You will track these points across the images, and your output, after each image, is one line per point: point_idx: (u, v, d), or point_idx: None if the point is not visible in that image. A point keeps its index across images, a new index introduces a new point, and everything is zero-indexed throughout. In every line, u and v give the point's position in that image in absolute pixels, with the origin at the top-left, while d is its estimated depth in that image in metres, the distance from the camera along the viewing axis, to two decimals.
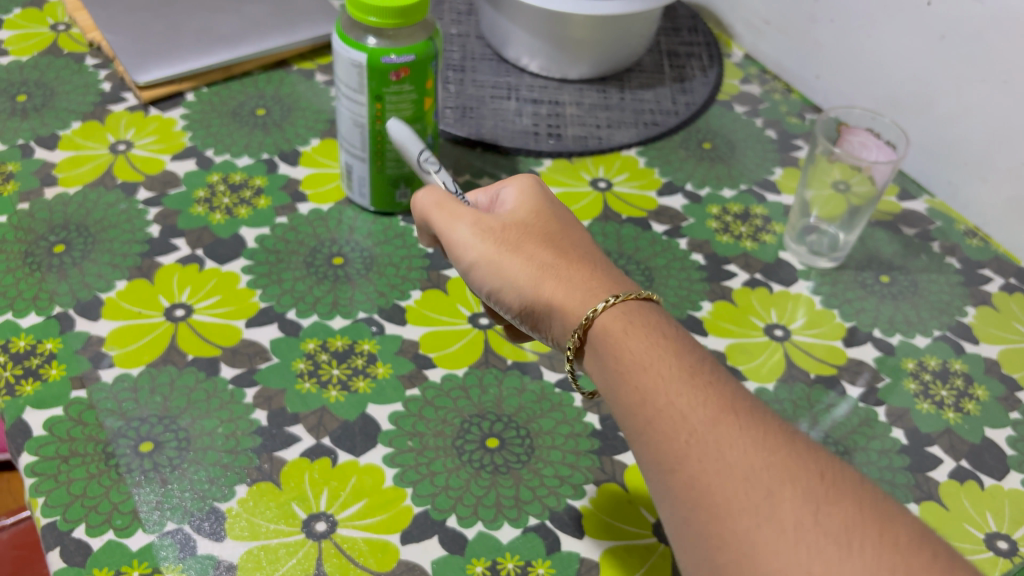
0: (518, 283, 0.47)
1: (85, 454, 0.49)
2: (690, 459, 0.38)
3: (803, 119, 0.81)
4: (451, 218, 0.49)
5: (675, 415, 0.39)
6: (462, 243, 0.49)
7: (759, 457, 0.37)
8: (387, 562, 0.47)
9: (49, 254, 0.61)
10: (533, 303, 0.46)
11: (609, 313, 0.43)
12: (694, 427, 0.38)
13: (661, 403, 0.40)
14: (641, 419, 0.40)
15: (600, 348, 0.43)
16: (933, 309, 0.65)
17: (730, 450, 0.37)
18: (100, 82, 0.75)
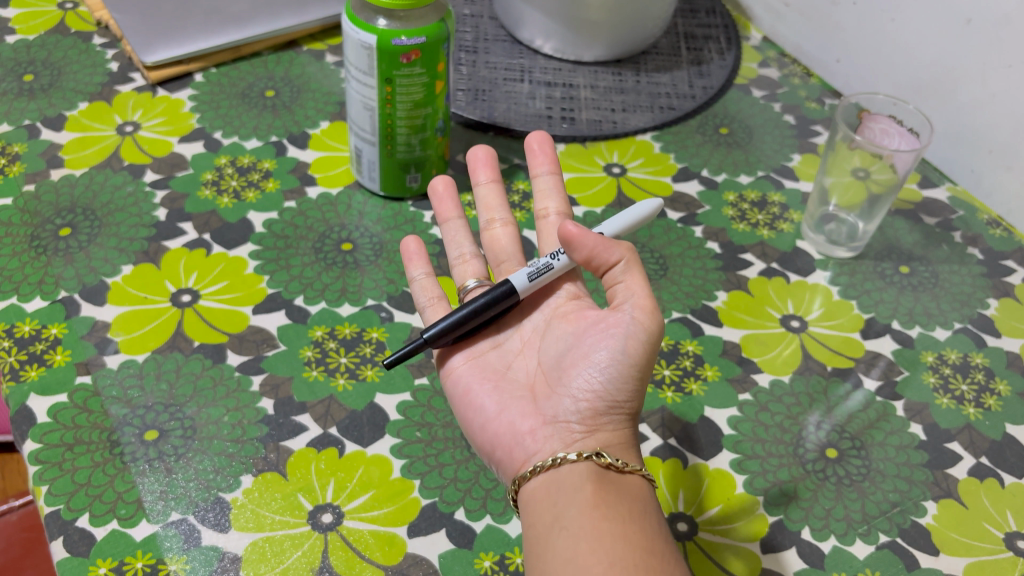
0: (632, 382, 0.46)
1: (89, 442, 0.49)
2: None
3: (822, 104, 0.79)
4: (637, 275, 0.46)
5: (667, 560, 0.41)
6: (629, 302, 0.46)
7: None
8: (394, 555, 0.46)
9: (55, 237, 0.60)
10: (618, 399, 0.46)
11: (634, 478, 0.45)
12: (678, 566, 0.41)
13: (656, 540, 0.42)
14: (641, 540, 0.41)
15: (620, 483, 0.44)
16: (954, 301, 0.64)
17: None
18: (108, 62, 0.74)
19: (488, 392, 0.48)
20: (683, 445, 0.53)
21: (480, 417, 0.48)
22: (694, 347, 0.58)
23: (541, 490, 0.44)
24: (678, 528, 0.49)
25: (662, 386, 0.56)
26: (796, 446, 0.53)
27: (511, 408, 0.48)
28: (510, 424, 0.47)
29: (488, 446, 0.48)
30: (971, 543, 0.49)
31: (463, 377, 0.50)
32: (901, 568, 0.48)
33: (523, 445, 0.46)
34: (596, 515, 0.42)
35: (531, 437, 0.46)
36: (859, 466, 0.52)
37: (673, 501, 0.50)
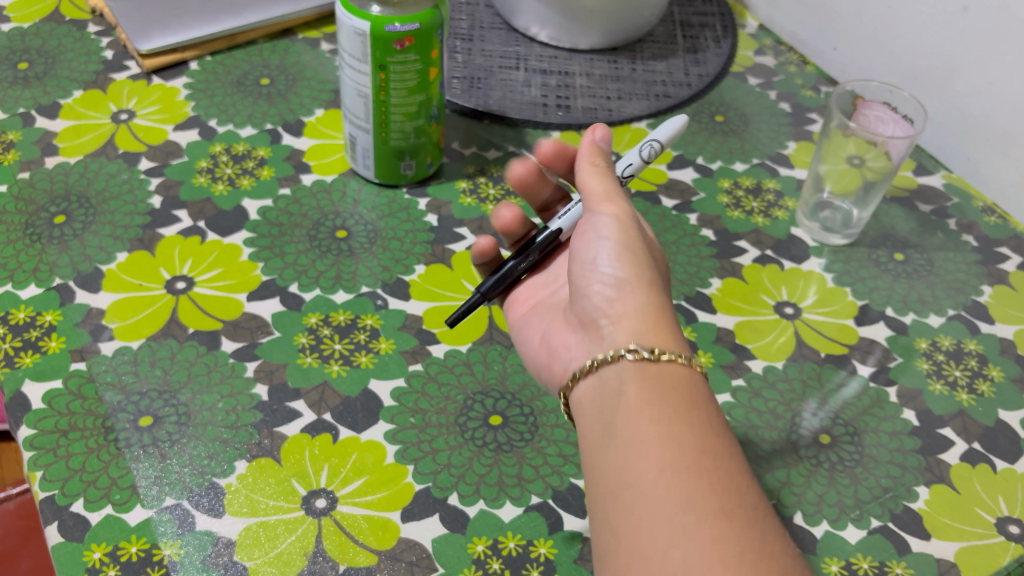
0: (635, 259, 0.45)
1: (84, 428, 0.49)
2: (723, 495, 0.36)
3: (818, 92, 0.79)
4: (601, 170, 0.49)
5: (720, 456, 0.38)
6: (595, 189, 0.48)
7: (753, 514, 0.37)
8: (387, 540, 0.46)
9: (50, 225, 0.60)
10: (626, 276, 0.44)
11: (677, 365, 0.41)
12: (727, 455, 0.38)
13: (705, 435, 0.38)
14: (691, 440, 0.38)
15: (661, 373, 0.40)
16: (948, 288, 0.64)
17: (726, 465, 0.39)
18: (103, 50, 0.74)
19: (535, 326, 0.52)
20: None
21: (527, 347, 0.52)
22: (688, 334, 0.58)
23: (586, 395, 0.43)
24: None
25: None
26: (789, 432, 0.53)
27: (552, 332, 0.50)
28: (545, 341, 0.50)
29: (538, 368, 0.51)
30: (962, 528, 0.49)
31: (519, 324, 0.54)
32: (893, 552, 0.48)
33: (559, 358, 0.49)
34: (642, 420, 0.39)
35: (567, 350, 0.48)
36: (852, 451, 0.53)
37: None
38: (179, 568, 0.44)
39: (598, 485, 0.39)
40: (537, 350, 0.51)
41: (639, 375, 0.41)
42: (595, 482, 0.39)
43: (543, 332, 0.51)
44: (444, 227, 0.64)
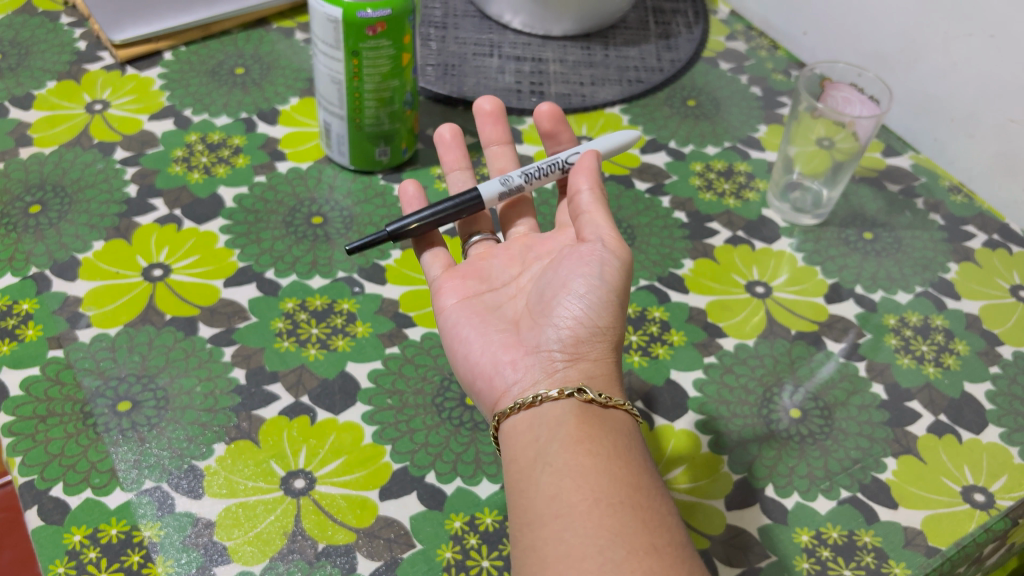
0: (611, 306, 0.47)
1: (62, 414, 0.49)
2: (675, 546, 0.39)
3: (788, 76, 0.80)
4: (600, 210, 0.50)
5: (672, 518, 0.41)
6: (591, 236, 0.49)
7: (610, 490, 0.40)
8: (365, 518, 0.47)
9: (25, 214, 0.60)
10: (599, 324, 0.47)
11: (619, 413, 0.45)
12: (666, 505, 0.41)
13: (646, 479, 0.42)
14: (629, 478, 0.41)
15: (604, 417, 0.44)
16: (915, 265, 0.65)
17: (615, 462, 0.41)
18: (76, 41, 0.74)
19: (474, 325, 0.49)
20: (649, 408, 0.54)
21: (464, 348, 0.49)
22: (661, 313, 0.59)
23: (522, 424, 0.44)
24: None
25: (628, 350, 0.57)
26: (761, 408, 0.54)
27: (474, 335, 0.49)
28: (491, 355, 0.47)
29: (471, 376, 0.48)
30: (929, 497, 0.51)
31: (452, 313, 0.51)
32: (861, 521, 0.49)
33: (503, 375, 0.47)
34: (580, 450, 0.41)
35: (511, 367, 0.47)
36: (822, 425, 0.54)
37: None
38: (159, 549, 0.44)
39: (526, 509, 0.41)
40: (471, 358, 0.48)
41: (586, 415, 0.43)
42: (525, 507, 0.41)
43: (483, 339, 0.48)
44: None
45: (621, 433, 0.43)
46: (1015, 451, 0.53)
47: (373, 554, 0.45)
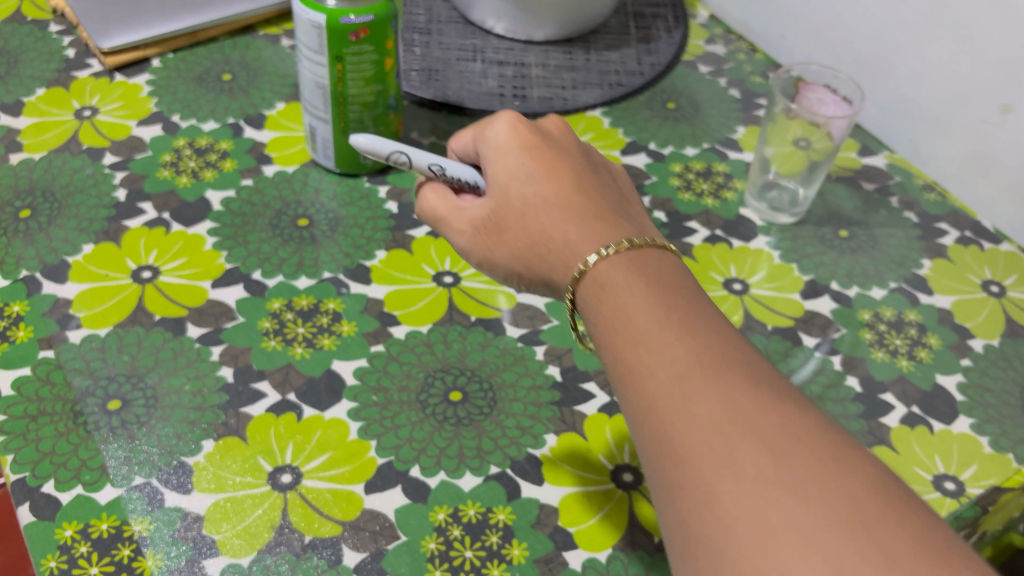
0: (504, 234, 0.47)
1: (53, 413, 0.50)
2: (651, 415, 0.37)
3: (766, 78, 0.82)
4: (438, 214, 0.52)
5: (651, 369, 0.38)
6: (460, 223, 0.50)
7: (651, 400, 0.38)
8: (351, 511, 0.48)
9: (15, 219, 0.61)
10: (517, 257, 0.47)
11: (601, 278, 0.43)
12: (694, 360, 0.38)
13: (675, 347, 0.38)
14: (646, 370, 0.38)
15: (609, 306, 0.41)
16: (890, 262, 0.66)
17: (638, 363, 0.39)
18: (64, 49, 0.75)
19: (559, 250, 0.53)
20: None
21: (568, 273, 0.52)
22: None
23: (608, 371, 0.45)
24: (624, 479, 0.51)
25: None
26: None
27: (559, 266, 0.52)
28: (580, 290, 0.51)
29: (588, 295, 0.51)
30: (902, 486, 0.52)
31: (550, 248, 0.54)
32: None
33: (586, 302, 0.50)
34: (619, 377, 0.40)
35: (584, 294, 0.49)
36: None
37: (618, 452, 0.52)
38: (149, 543, 0.45)
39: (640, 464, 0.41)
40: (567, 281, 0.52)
41: (601, 328, 0.42)
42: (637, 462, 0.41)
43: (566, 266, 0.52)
44: (404, 214, 0.66)
45: (628, 311, 0.41)
46: (986, 441, 0.55)
47: (359, 546, 0.46)
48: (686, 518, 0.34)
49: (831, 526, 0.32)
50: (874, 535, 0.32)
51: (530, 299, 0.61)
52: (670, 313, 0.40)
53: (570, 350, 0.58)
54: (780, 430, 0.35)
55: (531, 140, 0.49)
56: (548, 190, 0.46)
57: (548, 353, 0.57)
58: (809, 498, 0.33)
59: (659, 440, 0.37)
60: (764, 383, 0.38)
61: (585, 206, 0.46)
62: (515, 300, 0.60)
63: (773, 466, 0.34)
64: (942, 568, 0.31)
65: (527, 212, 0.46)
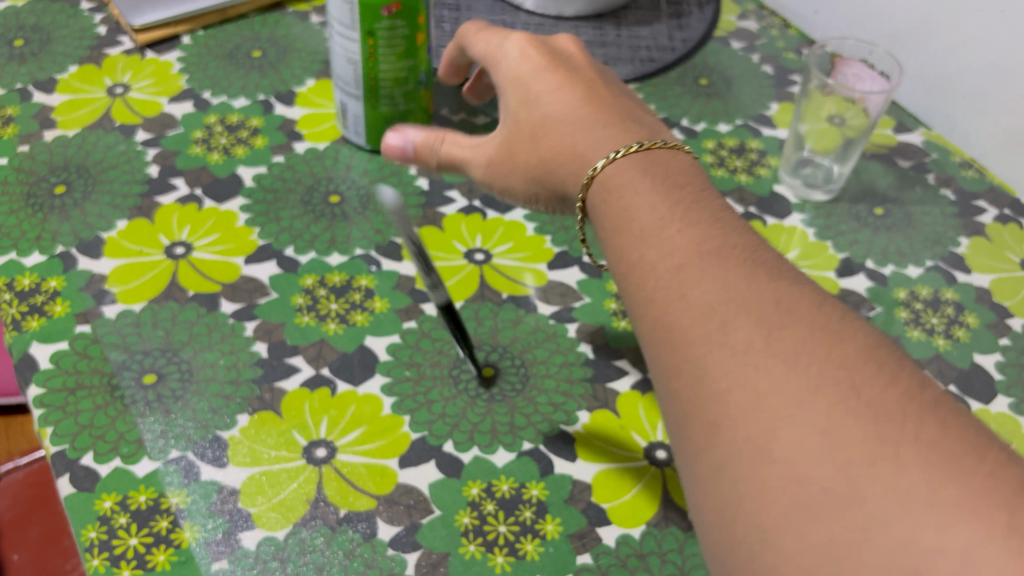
0: (512, 160, 0.51)
1: (90, 386, 0.51)
2: (652, 305, 0.37)
3: (800, 54, 0.80)
4: (451, 143, 0.55)
5: (652, 262, 0.38)
6: (476, 154, 0.54)
7: (669, 316, 0.36)
8: (385, 485, 0.48)
9: (50, 195, 0.62)
10: (533, 177, 0.50)
11: (614, 180, 0.43)
12: (714, 269, 0.37)
13: (695, 260, 0.37)
14: (662, 280, 0.37)
15: (625, 222, 0.41)
16: (926, 240, 0.65)
17: (655, 278, 0.38)
18: (96, 27, 0.75)
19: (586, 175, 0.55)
20: None
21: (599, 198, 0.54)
22: None
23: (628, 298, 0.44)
24: (658, 455, 0.51)
25: None
26: None
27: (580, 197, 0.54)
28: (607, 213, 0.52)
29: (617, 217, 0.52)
30: None
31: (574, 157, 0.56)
32: None
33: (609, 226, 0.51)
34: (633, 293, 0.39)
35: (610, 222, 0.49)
36: None
37: (651, 430, 0.52)
38: (186, 515, 0.46)
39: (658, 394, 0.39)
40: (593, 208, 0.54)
41: (618, 246, 0.41)
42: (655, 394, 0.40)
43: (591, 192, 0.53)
44: (434, 191, 0.65)
45: (646, 224, 0.40)
46: None
47: (394, 519, 0.47)
48: (681, 397, 0.34)
49: (822, 389, 0.31)
50: (864, 394, 0.31)
51: (562, 276, 0.60)
52: (673, 208, 0.40)
53: (602, 327, 0.57)
54: (774, 306, 0.35)
55: (532, 71, 0.52)
56: (563, 113, 0.49)
57: (580, 330, 0.57)
58: (799, 364, 0.32)
59: (658, 328, 0.37)
60: (764, 266, 0.37)
61: (597, 122, 0.48)
62: (547, 277, 0.60)
63: (764, 339, 0.33)
64: (932, 421, 0.30)
65: (540, 133, 0.49)
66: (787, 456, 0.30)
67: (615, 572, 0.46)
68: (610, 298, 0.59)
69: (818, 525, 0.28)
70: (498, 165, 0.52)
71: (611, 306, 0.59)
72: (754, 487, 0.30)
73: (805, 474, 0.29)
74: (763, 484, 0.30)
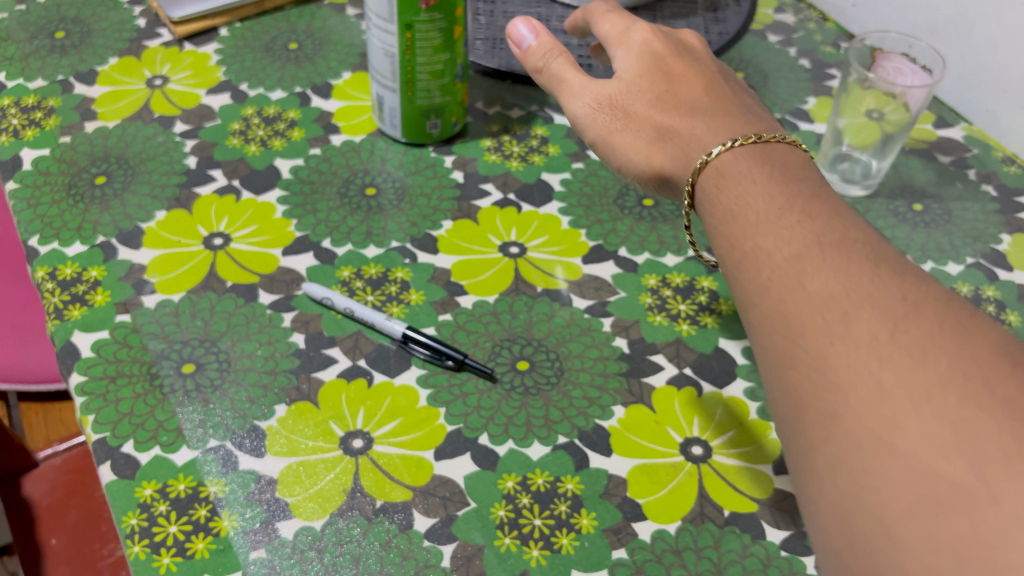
0: (628, 111, 0.50)
1: (130, 375, 0.51)
2: (767, 294, 0.38)
3: (837, 48, 0.80)
4: (559, 74, 0.54)
5: (768, 252, 0.39)
6: (583, 94, 0.52)
7: (787, 305, 0.37)
8: (421, 477, 0.48)
9: (91, 185, 0.62)
10: (646, 136, 0.49)
11: (729, 168, 0.44)
12: (835, 260, 0.37)
13: (815, 251, 0.38)
14: (781, 264, 0.38)
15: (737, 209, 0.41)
16: (966, 236, 0.65)
17: (769, 267, 0.39)
18: (135, 19, 0.76)
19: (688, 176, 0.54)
20: (698, 374, 0.54)
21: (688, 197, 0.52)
22: (709, 283, 0.60)
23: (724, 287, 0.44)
24: (694, 451, 0.50)
25: (677, 319, 0.58)
26: None
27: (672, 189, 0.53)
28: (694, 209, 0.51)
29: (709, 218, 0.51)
30: None
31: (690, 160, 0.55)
32: None
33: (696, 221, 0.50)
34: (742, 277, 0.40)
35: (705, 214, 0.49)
36: None
37: (687, 426, 0.52)
38: (224, 504, 0.46)
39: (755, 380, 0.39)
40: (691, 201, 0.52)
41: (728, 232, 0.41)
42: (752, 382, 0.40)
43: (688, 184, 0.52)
44: (469, 184, 0.66)
45: (760, 211, 0.40)
46: None
47: (429, 511, 0.47)
48: (796, 387, 0.35)
49: (951, 384, 0.32)
50: (999, 391, 0.31)
51: (597, 270, 0.60)
52: (790, 199, 0.41)
53: (637, 322, 0.57)
54: (900, 299, 0.35)
55: (657, 55, 0.52)
56: (682, 102, 0.49)
57: (615, 325, 0.57)
58: (927, 359, 0.33)
59: (774, 316, 0.37)
60: (886, 260, 0.37)
61: (710, 110, 0.48)
62: (582, 271, 0.60)
63: (889, 331, 0.34)
64: None
65: (660, 105, 0.49)
66: (912, 449, 0.31)
67: (650, 567, 0.45)
68: (645, 292, 0.59)
69: (945, 523, 0.29)
70: (605, 117, 0.51)
71: (646, 300, 0.59)
72: (877, 480, 0.31)
73: (933, 469, 0.30)
74: (886, 479, 0.31)
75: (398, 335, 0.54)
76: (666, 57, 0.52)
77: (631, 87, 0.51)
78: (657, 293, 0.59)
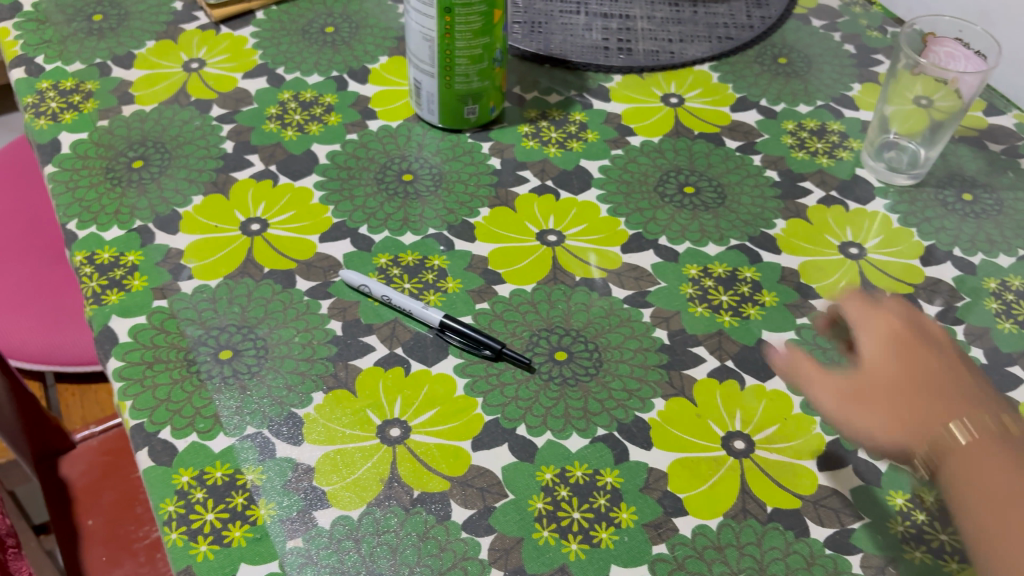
0: (881, 391, 0.46)
1: (168, 360, 0.51)
2: (975, 529, 0.41)
3: (884, 33, 0.78)
4: (814, 374, 0.48)
5: (985, 492, 0.42)
6: (822, 385, 0.48)
7: (983, 517, 0.41)
8: (458, 467, 0.48)
9: (128, 169, 0.62)
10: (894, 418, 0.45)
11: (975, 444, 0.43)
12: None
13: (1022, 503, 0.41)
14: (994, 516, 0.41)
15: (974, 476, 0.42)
16: (1018, 227, 0.63)
17: (966, 492, 0.42)
18: (172, 2, 0.76)
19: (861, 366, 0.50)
20: (740, 367, 0.53)
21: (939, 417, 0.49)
22: (752, 274, 0.59)
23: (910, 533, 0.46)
24: (735, 446, 0.49)
25: (719, 310, 0.56)
26: None
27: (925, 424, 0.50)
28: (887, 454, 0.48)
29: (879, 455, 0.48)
30: None
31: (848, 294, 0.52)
32: None
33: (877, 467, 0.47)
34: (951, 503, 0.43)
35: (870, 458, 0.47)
36: None
37: (729, 419, 0.51)
38: (261, 492, 0.46)
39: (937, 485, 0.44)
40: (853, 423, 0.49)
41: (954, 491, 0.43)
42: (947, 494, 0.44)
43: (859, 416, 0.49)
44: (507, 171, 0.65)
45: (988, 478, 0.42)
46: None
47: (467, 502, 0.46)
48: None
49: None
50: None
51: (637, 259, 0.59)
52: (1000, 446, 0.43)
53: (678, 313, 0.56)
54: None
55: (906, 339, 0.48)
56: (928, 372, 0.47)
57: (655, 316, 0.56)
58: None
59: (963, 523, 0.42)
60: None
61: (924, 382, 0.46)
62: (621, 260, 0.59)
63: None
64: None
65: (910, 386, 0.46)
66: None
67: (691, 563, 0.45)
68: (686, 282, 0.58)
69: None
70: (859, 385, 0.47)
71: (687, 291, 0.57)
72: None
73: None
74: None
75: (434, 323, 0.54)
76: (914, 322, 0.50)
77: (875, 374, 0.47)
78: (699, 283, 0.58)
